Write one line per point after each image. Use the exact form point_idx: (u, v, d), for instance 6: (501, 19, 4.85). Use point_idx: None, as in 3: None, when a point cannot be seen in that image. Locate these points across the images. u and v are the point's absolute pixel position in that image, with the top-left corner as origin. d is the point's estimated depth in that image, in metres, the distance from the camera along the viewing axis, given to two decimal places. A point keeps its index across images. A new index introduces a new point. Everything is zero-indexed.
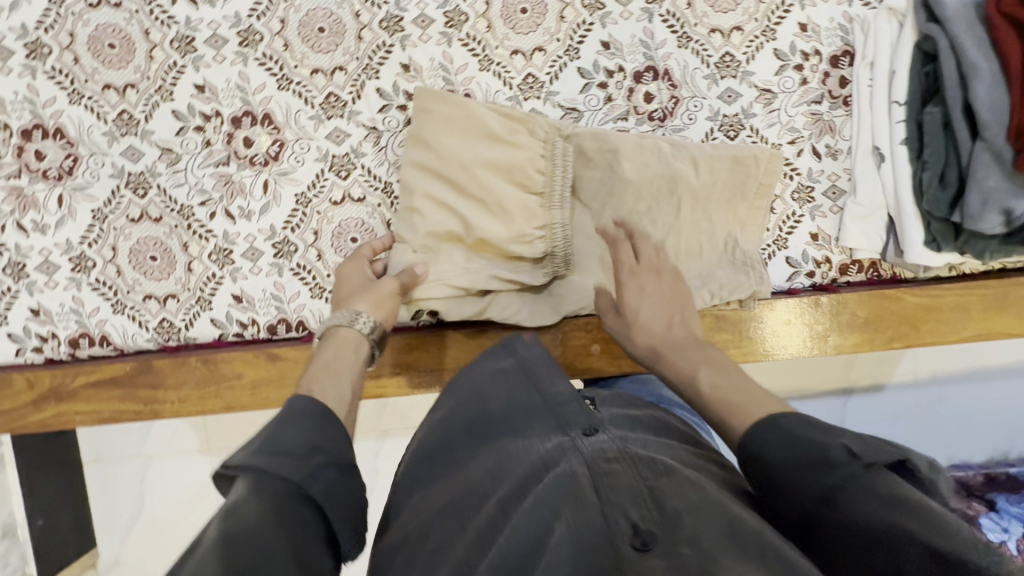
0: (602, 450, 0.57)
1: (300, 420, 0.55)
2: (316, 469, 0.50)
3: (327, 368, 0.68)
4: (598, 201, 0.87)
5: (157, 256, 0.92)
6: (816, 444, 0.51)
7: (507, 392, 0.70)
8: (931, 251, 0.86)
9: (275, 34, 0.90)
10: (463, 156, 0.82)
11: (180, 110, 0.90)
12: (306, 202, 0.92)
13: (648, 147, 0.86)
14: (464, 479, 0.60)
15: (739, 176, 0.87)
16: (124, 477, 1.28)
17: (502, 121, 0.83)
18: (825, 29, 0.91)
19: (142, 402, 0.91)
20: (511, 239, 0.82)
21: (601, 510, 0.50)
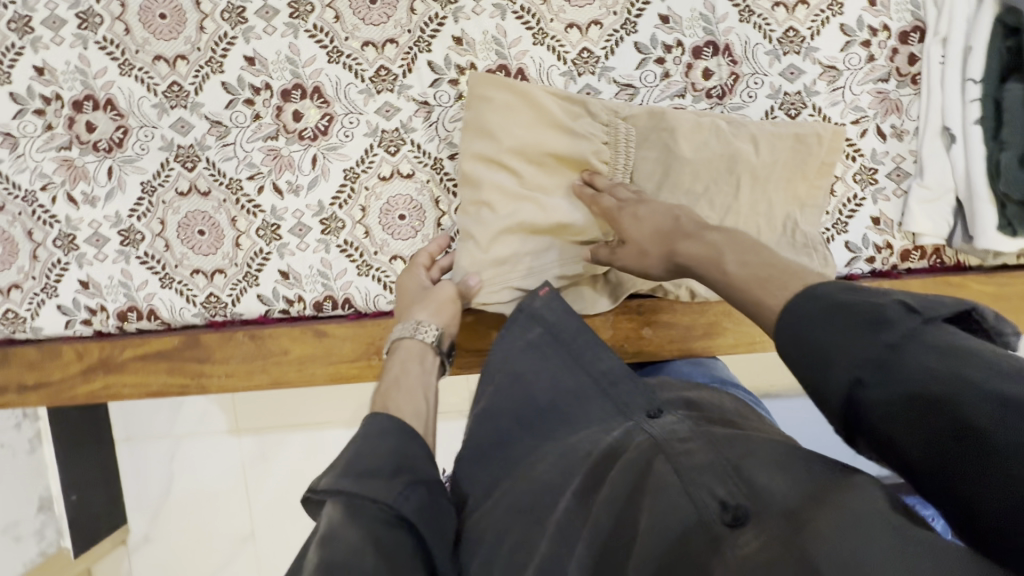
0: (672, 431, 0.56)
1: (379, 437, 0.57)
2: (404, 488, 0.52)
3: (397, 384, 0.70)
4: (654, 182, 0.82)
5: (204, 230, 0.91)
6: (863, 304, 0.46)
7: (551, 374, 0.68)
8: (1005, 236, 0.82)
9: (326, 5, 0.88)
10: (534, 146, 0.80)
11: (230, 83, 0.89)
12: (354, 178, 0.91)
13: (707, 126, 0.82)
14: (532, 472, 0.59)
15: (800, 155, 0.84)
16: (155, 456, 1.29)
17: (560, 105, 0.81)
18: (895, 3, 0.87)
19: (189, 376, 0.91)
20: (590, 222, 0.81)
21: (687, 495, 0.48)
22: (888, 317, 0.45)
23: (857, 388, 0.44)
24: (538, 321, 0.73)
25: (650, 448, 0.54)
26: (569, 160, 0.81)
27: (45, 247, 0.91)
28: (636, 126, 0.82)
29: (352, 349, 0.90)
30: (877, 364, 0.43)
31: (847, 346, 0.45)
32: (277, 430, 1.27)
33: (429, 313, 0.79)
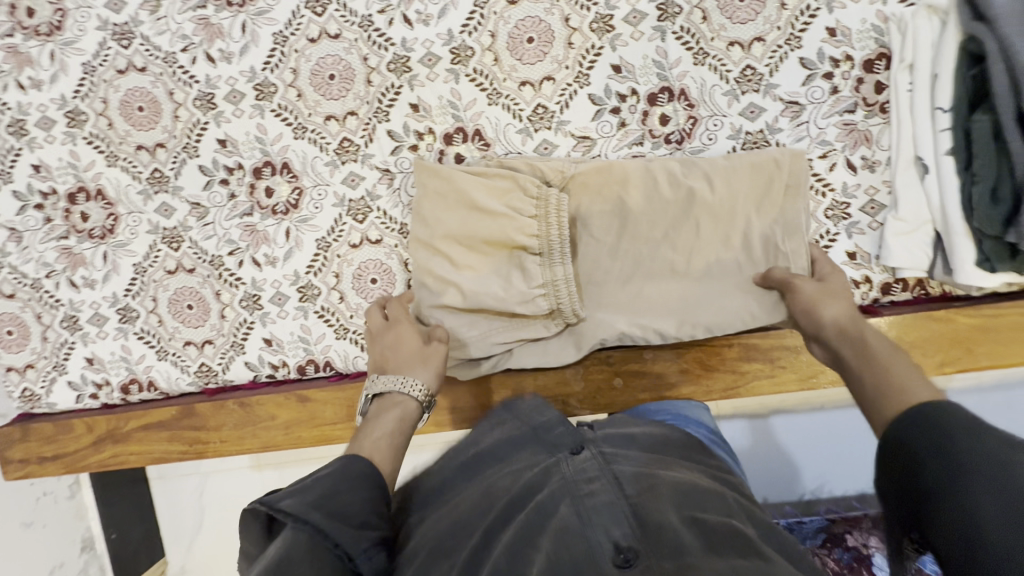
0: (583, 471, 0.53)
1: (351, 477, 0.58)
2: (369, 547, 0.52)
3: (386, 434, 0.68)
4: (611, 235, 0.84)
5: (192, 304, 0.97)
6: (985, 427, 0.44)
7: (496, 429, 0.64)
8: (983, 271, 0.78)
9: (288, 85, 0.92)
10: (461, 230, 0.83)
11: (206, 165, 0.94)
12: (326, 246, 0.94)
13: (656, 171, 0.83)
14: (449, 514, 0.55)
15: (761, 183, 0.81)
16: (181, 508, 1.32)
17: (488, 188, 0.82)
18: (857, 31, 0.84)
19: (188, 442, 0.97)
20: (512, 301, 0.81)
21: (584, 535, 0.46)
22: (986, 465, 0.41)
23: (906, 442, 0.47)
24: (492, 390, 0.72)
25: (560, 490, 0.51)
26: (495, 241, 0.82)
27: (54, 328, 0.99)
28: (586, 182, 0.84)
29: (336, 411, 0.94)
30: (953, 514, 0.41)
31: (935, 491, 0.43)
32: (287, 462, 1.28)
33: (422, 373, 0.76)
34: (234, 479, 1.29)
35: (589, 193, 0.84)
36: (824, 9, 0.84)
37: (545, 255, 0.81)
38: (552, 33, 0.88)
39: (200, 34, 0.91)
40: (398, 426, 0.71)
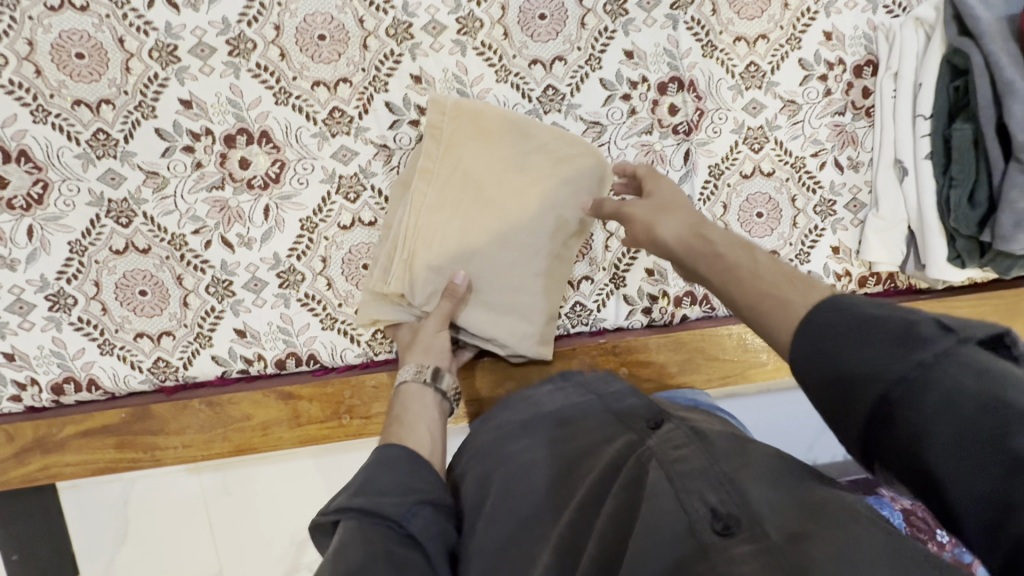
0: (669, 438, 0.55)
1: (398, 462, 0.60)
2: (413, 505, 0.55)
3: (401, 419, 0.70)
4: (534, 243, 0.79)
5: (147, 290, 0.83)
6: (897, 319, 0.44)
7: (562, 394, 0.71)
8: (953, 267, 0.85)
9: (269, 42, 0.81)
10: (445, 189, 0.77)
11: (166, 128, 0.81)
12: (311, 227, 0.85)
13: (557, 176, 0.79)
14: (533, 487, 0.58)
15: (531, 181, 0.79)
16: (95, 535, 1.04)
17: (488, 154, 0.78)
18: (850, 37, 0.89)
19: (141, 449, 0.84)
20: (472, 272, 0.79)
21: (678, 499, 0.48)
22: (918, 335, 0.42)
23: (930, 377, 0.41)
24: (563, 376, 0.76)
25: (645, 456, 0.54)
26: (474, 212, 0.78)
27: None
28: (571, 174, 0.80)
29: (321, 408, 0.85)
30: (903, 383, 0.41)
31: (867, 370, 0.43)
32: (240, 460, 1.03)
33: (416, 354, 0.77)
34: (173, 486, 1.03)
35: (552, 188, 0.79)
36: (822, 13, 0.88)
37: (519, 250, 0.79)
38: (564, 12, 0.84)
39: None
40: (422, 412, 0.72)
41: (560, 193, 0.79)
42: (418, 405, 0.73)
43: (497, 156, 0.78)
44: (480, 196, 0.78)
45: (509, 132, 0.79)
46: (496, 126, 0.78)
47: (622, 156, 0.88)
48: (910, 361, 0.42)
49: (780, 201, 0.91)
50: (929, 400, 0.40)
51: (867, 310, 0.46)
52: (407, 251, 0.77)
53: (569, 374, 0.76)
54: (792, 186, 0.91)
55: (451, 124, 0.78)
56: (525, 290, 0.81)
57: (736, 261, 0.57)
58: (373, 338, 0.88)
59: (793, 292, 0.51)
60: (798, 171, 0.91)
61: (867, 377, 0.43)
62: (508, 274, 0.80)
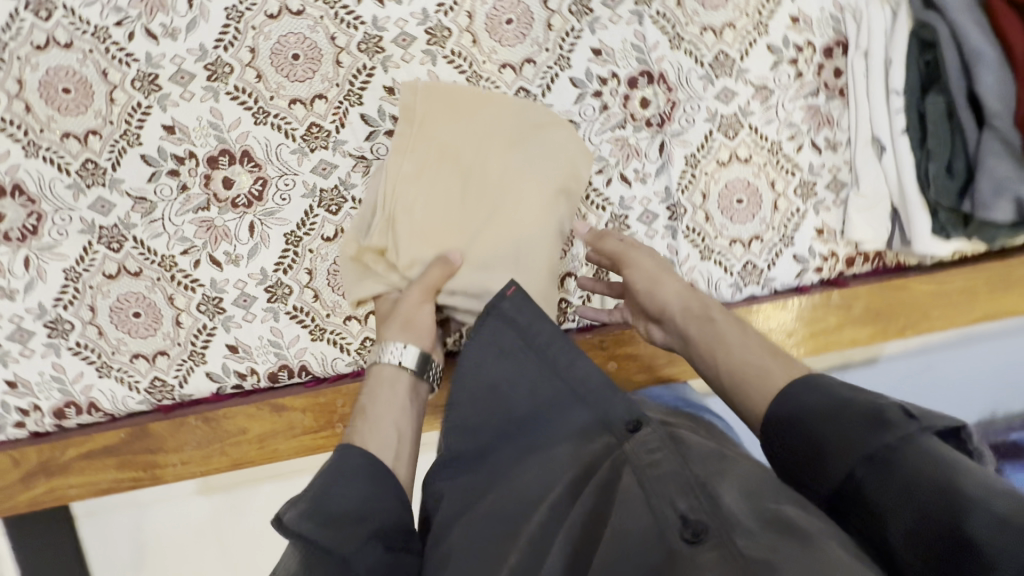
0: (645, 440, 0.57)
1: (348, 483, 0.59)
2: (362, 542, 0.54)
3: (366, 413, 0.70)
4: (512, 207, 0.80)
5: (140, 311, 0.86)
6: (869, 404, 0.52)
7: (522, 381, 0.63)
8: (939, 240, 0.85)
9: (245, 65, 0.84)
10: (421, 162, 0.81)
11: (151, 155, 0.84)
12: (296, 241, 0.87)
13: (528, 144, 0.82)
14: (512, 488, 0.59)
15: (505, 151, 0.82)
16: (110, 558, 1.05)
17: (460, 128, 0.82)
18: (817, 19, 0.89)
19: (142, 468, 0.85)
20: (454, 239, 0.80)
21: (648, 504, 0.52)
22: (886, 419, 0.50)
23: (894, 460, 0.48)
24: (508, 324, 0.65)
25: (619, 460, 0.57)
26: (451, 184, 0.81)
27: None
28: (544, 142, 0.82)
29: (315, 418, 0.86)
30: (869, 461, 0.50)
31: (839, 447, 0.51)
32: (246, 475, 1.04)
33: (395, 330, 0.75)
34: (182, 504, 1.04)
35: (525, 156, 0.82)
36: None
37: (498, 216, 0.80)
38: (530, 16, 0.86)
39: (138, 7, 0.81)
40: (389, 403, 0.71)
41: (535, 159, 0.82)
42: (387, 392, 0.72)
43: (471, 128, 0.82)
44: (456, 167, 0.81)
45: (480, 107, 0.83)
46: (467, 102, 0.82)
47: (597, 152, 0.89)
48: (875, 441, 0.50)
49: (760, 185, 0.91)
50: (892, 472, 0.48)
51: (840, 394, 0.54)
52: (387, 219, 0.80)
53: (502, 314, 0.66)
54: (770, 171, 0.91)
55: (423, 103, 0.81)
56: (510, 256, 0.79)
57: (726, 333, 0.68)
58: (363, 346, 0.89)
59: (772, 371, 0.61)
60: (775, 155, 0.91)
61: (839, 447, 0.51)
62: (489, 236, 0.79)
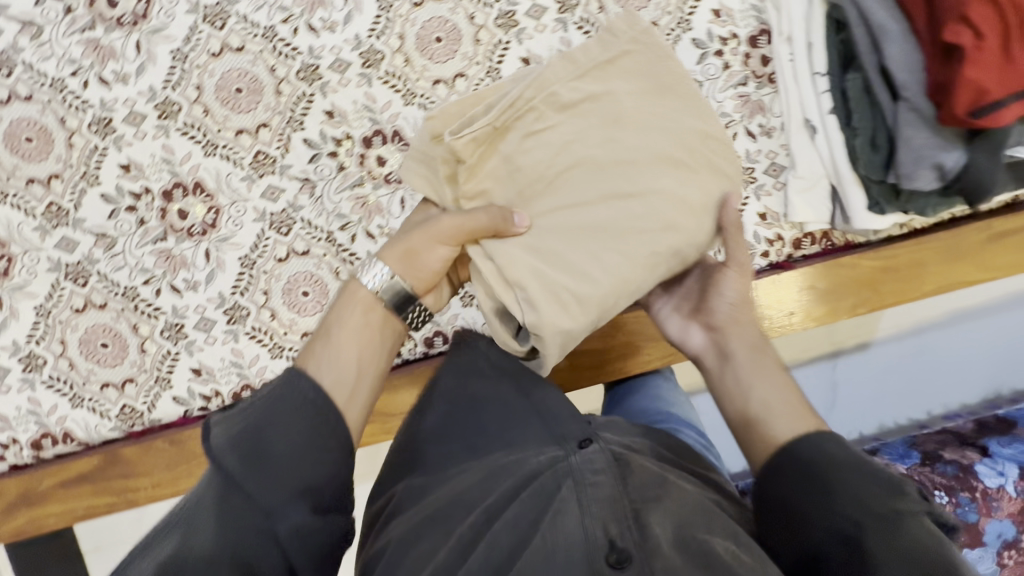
0: (591, 460, 0.59)
1: (285, 421, 0.58)
2: (286, 508, 0.55)
3: (331, 335, 0.67)
4: (594, 220, 0.63)
5: (107, 342, 0.90)
6: (887, 475, 0.55)
7: (497, 402, 0.67)
8: (875, 215, 0.85)
9: (193, 101, 0.89)
10: (545, 120, 0.63)
11: (110, 193, 0.89)
12: (250, 264, 0.90)
13: (663, 138, 0.62)
14: (450, 486, 0.61)
15: (648, 146, 0.62)
16: None
17: (630, 94, 0.63)
18: (738, 11, 0.91)
19: (115, 492, 0.89)
20: (533, 197, 0.66)
21: (581, 527, 0.54)
22: (902, 490, 0.54)
23: (905, 526, 0.51)
24: (478, 354, 0.73)
25: (562, 473, 0.58)
26: (559, 160, 0.64)
27: None
28: (691, 164, 0.63)
29: None
30: (884, 521, 0.51)
31: (859, 499, 0.53)
32: None
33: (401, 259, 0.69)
34: None
35: (654, 168, 0.62)
36: None
37: (579, 226, 0.64)
38: (458, 32, 0.90)
39: (90, 57, 0.87)
40: (355, 327, 0.68)
41: (673, 184, 0.62)
42: (349, 316, 0.68)
43: (637, 101, 0.63)
44: (593, 135, 0.63)
45: (680, 95, 0.64)
46: (668, 82, 0.64)
47: None
48: (888, 505, 0.52)
49: None
50: (897, 537, 0.50)
51: (862, 454, 0.57)
52: (494, 125, 0.62)
53: (486, 352, 0.73)
54: None
55: (624, 57, 0.63)
56: (562, 265, 0.64)
57: (762, 378, 0.65)
58: None
59: (804, 418, 0.61)
60: None
61: (855, 499, 0.53)
62: (558, 229, 0.64)
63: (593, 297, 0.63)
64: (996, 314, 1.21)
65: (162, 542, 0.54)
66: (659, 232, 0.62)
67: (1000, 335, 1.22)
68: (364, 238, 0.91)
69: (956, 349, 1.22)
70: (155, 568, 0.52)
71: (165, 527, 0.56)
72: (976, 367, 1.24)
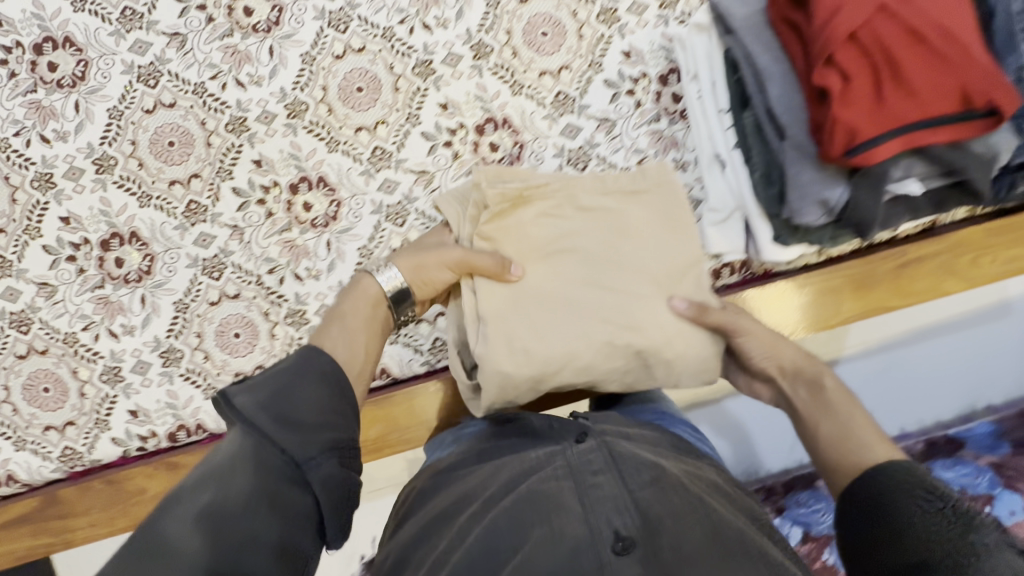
0: (588, 461, 0.64)
1: (306, 378, 0.61)
2: (315, 455, 0.56)
3: (341, 317, 0.76)
4: (572, 306, 0.78)
5: (49, 386, 0.94)
6: (960, 509, 0.52)
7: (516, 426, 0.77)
8: (779, 247, 0.86)
9: (128, 156, 0.93)
10: (570, 220, 0.81)
11: (51, 244, 0.93)
12: (184, 307, 0.94)
13: (647, 248, 0.79)
14: (456, 490, 0.68)
15: (638, 254, 0.79)
16: None
17: (642, 216, 0.81)
18: (648, 51, 0.94)
19: (53, 533, 0.93)
20: (529, 258, 0.80)
21: (586, 519, 0.58)
22: (972, 523, 0.50)
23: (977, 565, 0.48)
24: None
25: (566, 471, 0.64)
26: (566, 251, 0.80)
27: None
28: (667, 278, 0.79)
29: None
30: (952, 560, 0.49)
31: (927, 536, 0.51)
32: None
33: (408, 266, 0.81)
34: None
35: (635, 275, 0.78)
36: (616, 35, 0.94)
37: (558, 301, 0.78)
38: (379, 82, 0.94)
39: (32, 117, 0.93)
40: (361, 314, 0.77)
41: (649, 289, 0.78)
42: (355, 304, 0.78)
43: (648, 221, 0.81)
44: (604, 237, 0.80)
45: (680, 229, 0.81)
46: (678, 215, 0.81)
47: None
48: (952, 541, 0.50)
49: None
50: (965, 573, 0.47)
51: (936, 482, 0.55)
52: (519, 195, 0.81)
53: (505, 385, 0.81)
54: None
55: (647, 186, 0.83)
56: (527, 323, 0.78)
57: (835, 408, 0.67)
58: None
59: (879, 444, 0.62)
60: None
61: (916, 538, 0.51)
62: (542, 296, 0.78)
63: (539, 357, 0.77)
64: (975, 327, 1.16)
65: (189, 499, 0.50)
66: (617, 318, 0.77)
67: (981, 347, 1.16)
68: (292, 280, 0.95)
69: (934, 363, 1.16)
70: (190, 520, 0.48)
71: (175, 492, 0.51)
72: (957, 381, 1.18)
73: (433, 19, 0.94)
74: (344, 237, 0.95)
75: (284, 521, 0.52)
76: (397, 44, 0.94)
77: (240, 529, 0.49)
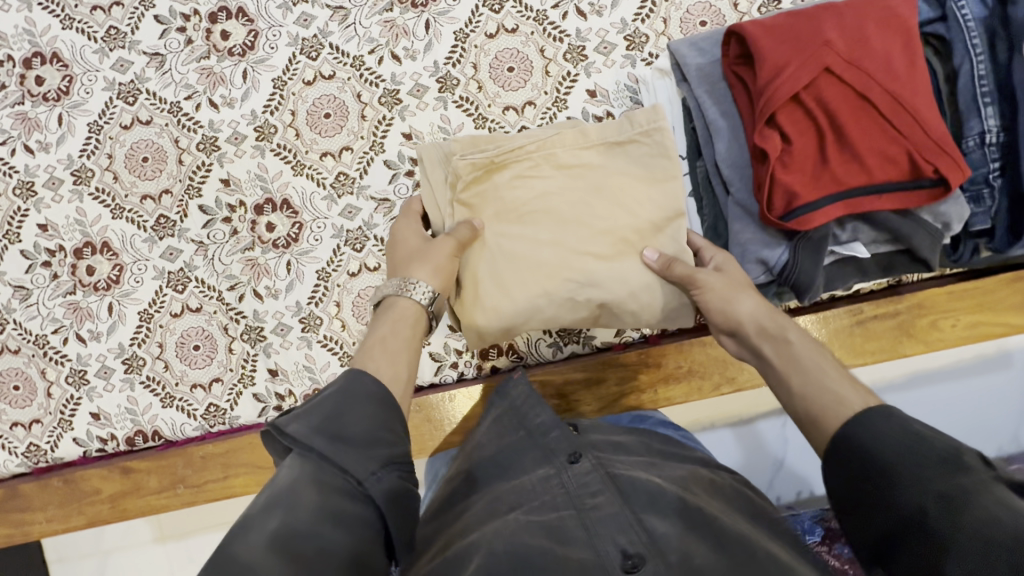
0: (586, 482, 0.61)
1: (357, 400, 0.55)
2: (377, 470, 0.51)
3: (383, 344, 0.66)
4: (542, 265, 0.80)
5: (18, 384, 0.98)
6: (943, 445, 0.49)
7: (498, 437, 0.74)
8: None
9: (104, 169, 0.97)
10: (545, 178, 0.81)
11: (28, 249, 0.98)
12: (148, 317, 0.98)
13: (621, 211, 0.80)
14: (461, 524, 0.63)
15: (609, 215, 0.80)
16: None
17: (618, 176, 0.80)
18: (613, 91, 0.94)
19: (12, 524, 0.98)
20: (503, 221, 0.81)
21: (591, 542, 0.54)
22: (962, 462, 0.47)
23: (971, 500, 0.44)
24: (505, 399, 0.79)
25: (566, 500, 0.60)
26: (538, 213, 0.80)
27: None
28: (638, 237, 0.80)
29: (159, 479, 0.96)
30: (945, 499, 0.45)
31: (913, 479, 0.48)
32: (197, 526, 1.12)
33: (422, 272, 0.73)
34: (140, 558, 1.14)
35: (605, 234, 0.80)
36: (583, 74, 0.94)
37: (527, 262, 0.80)
38: (346, 109, 0.96)
39: (18, 128, 0.97)
40: (393, 328, 0.69)
41: (618, 246, 0.80)
42: (389, 325, 0.69)
43: (623, 181, 0.80)
44: (577, 196, 0.80)
45: (656, 185, 0.80)
46: (655, 170, 0.80)
47: None
48: (945, 481, 0.46)
49: None
50: (961, 514, 0.44)
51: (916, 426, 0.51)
52: (492, 161, 0.79)
53: (505, 392, 0.80)
54: None
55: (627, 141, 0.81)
56: (497, 283, 0.80)
57: (803, 358, 0.63)
58: (207, 412, 0.97)
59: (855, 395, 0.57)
60: None
61: (907, 482, 0.48)
62: (513, 256, 0.80)
63: (508, 311, 0.80)
64: (984, 372, 1.07)
65: (254, 526, 0.44)
66: (585, 275, 0.80)
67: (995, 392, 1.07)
68: (252, 297, 0.97)
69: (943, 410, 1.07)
70: (263, 548, 0.43)
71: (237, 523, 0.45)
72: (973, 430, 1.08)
73: (402, 50, 0.95)
74: (303, 258, 0.97)
75: (356, 543, 0.46)
76: (366, 73, 0.96)
77: (305, 539, 0.44)
